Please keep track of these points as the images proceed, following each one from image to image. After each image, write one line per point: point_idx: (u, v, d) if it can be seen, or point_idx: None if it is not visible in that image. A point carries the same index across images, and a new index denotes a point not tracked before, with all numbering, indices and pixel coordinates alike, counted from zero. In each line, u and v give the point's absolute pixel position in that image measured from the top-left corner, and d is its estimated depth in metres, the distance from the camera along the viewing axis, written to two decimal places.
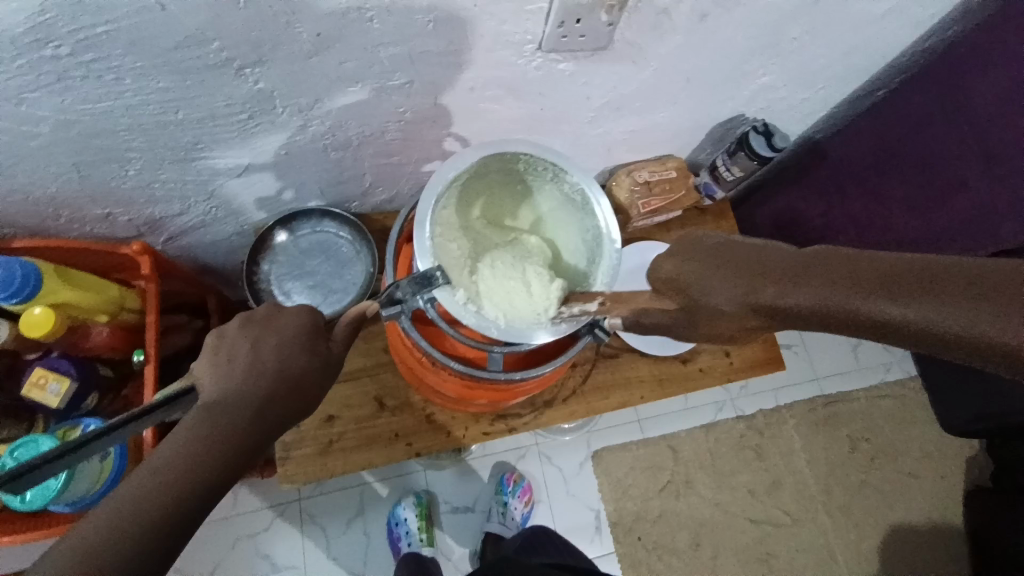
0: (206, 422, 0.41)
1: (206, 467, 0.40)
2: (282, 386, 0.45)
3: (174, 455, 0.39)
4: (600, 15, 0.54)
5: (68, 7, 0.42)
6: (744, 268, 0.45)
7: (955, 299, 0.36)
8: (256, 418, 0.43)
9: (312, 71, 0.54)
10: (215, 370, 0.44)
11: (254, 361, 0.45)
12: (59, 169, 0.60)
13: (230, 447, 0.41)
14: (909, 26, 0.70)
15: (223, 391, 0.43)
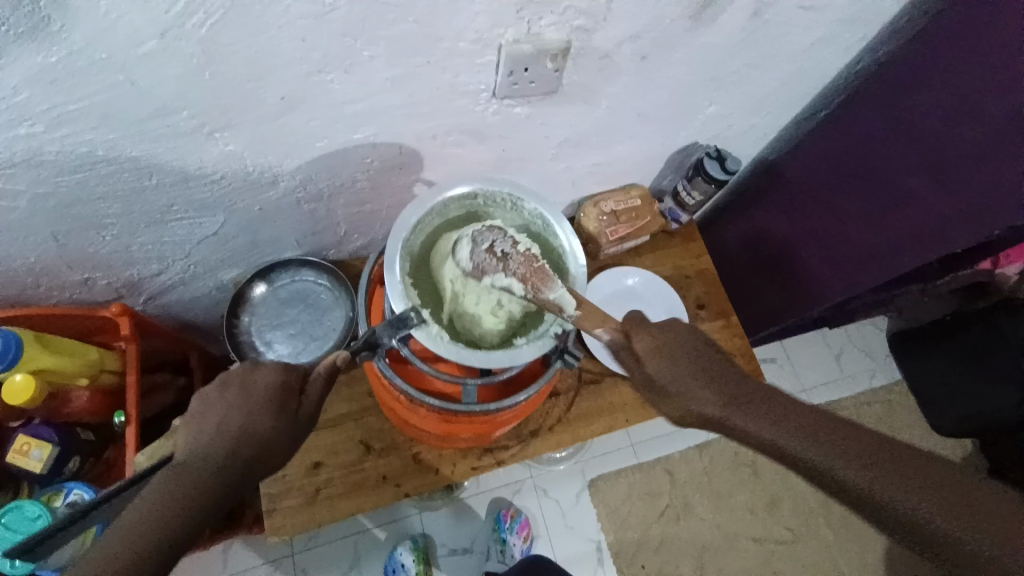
0: (164, 491, 0.42)
1: (167, 527, 0.40)
2: (249, 446, 0.46)
3: (140, 519, 0.40)
4: (547, 63, 0.59)
5: (41, 89, 0.45)
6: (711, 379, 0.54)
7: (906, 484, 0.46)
8: (220, 478, 0.44)
9: (280, 131, 0.58)
10: (186, 436, 0.46)
11: (221, 424, 0.46)
12: (38, 239, 0.62)
13: (196, 506, 0.42)
14: (839, 52, 0.75)
15: (193, 452, 0.44)
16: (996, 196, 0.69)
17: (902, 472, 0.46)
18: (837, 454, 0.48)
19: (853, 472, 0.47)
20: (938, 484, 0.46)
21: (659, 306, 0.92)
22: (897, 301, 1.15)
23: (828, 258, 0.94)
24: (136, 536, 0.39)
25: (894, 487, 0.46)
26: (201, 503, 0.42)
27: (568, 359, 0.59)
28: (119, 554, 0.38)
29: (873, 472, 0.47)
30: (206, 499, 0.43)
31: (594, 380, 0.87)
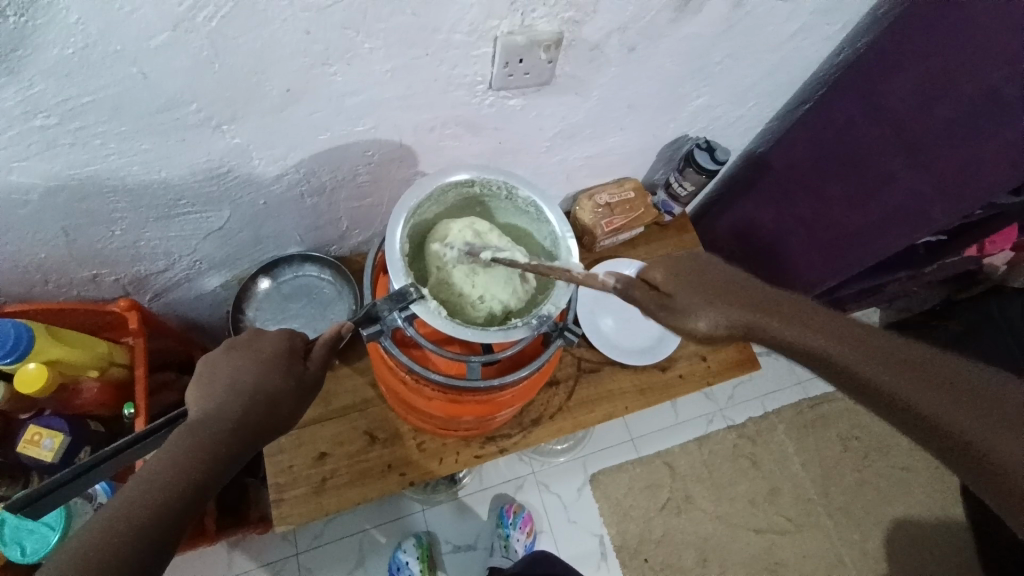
0: (186, 439, 0.44)
1: (189, 474, 0.43)
2: (260, 401, 0.49)
3: (162, 468, 0.42)
4: (539, 53, 0.61)
5: (57, 82, 0.47)
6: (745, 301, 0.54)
7: (943, 389, 0.48)
8: (237, 430, 0.47)
9: (284, 123, 0.60)
10: (198, 394, 0.48)
11: (233, 381, 0.49)
12: (49, 235, 0.63)
13: (216, 454, 0.45)
14: (820, 43, 0.78)
15: (207, 408, 0.47)
16: (973, 174, 0.74)
17: (941, 375, 0.49)
18: (863, 356, 0.50)
19: (876, 374, 0.49)
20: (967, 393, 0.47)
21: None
22: (888, 290, 1.17)
23: (814, 245, 0.98)
24: (162, 479, 0.41)
25: (917, 392, 0.48)
26: (221, 450, 0.45)
27: (568, 336, 0.60)
28: (150, 494, 0.40)
29: (893, 376, 0.49)
30: (226, 445, 0.46)
31: (593, 368, 0.89)
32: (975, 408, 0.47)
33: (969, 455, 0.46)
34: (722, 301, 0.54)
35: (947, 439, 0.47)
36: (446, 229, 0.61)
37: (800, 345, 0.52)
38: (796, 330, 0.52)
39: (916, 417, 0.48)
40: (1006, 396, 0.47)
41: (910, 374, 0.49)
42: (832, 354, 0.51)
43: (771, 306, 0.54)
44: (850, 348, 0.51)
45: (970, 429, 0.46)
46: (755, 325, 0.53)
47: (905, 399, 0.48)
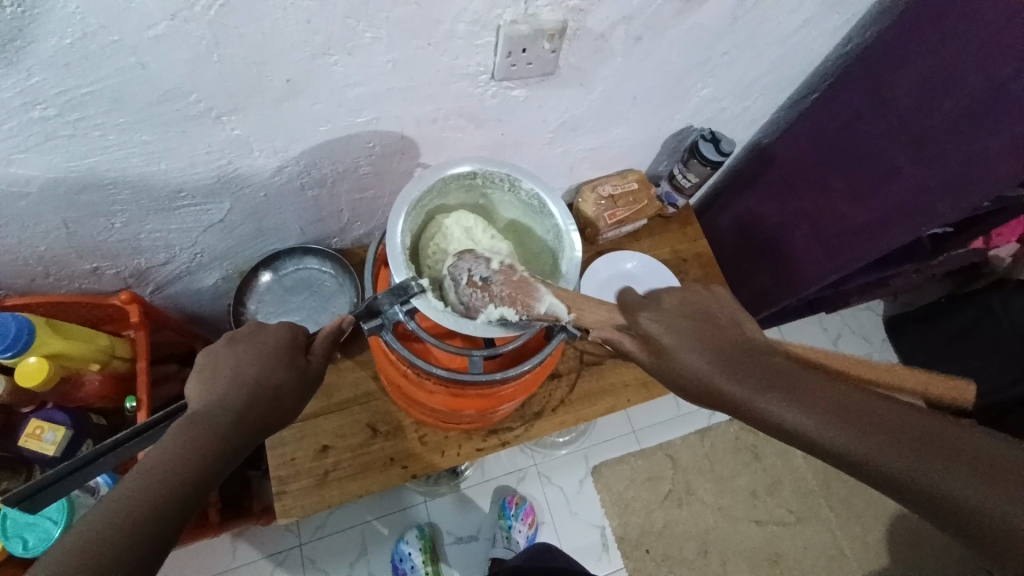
0: (188, 431, 0.44)
1: (190, 466, 0.42)
2: (262, 394, 0.48)
3: (163, 461, 0.42)
4: (543, 43, 0.60)
5: (55, 73, 0.46)
6: (695, 346, 0.48)
7: (897, 443, 0.38)
8: (238, 423, 0.46)
9: (285, 115, 0.59)
10: (198, 386, 0.48)
11: (234, 373, 0.49)
12: (49, 227, 0.63)
13: (218, 446, 0.44)
14: (827, 32, 0.77)
15: (208, 401, 0.46)
16: (978, 169, 0.72)
17: (901, 428, 0.39)
18: (815, 411, 0.41)
19: (829, 431, 0.40)
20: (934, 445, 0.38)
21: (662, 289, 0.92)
22: (892, 283, 1.16)
23: (818, 237, 0.96)
24: (163, 472, 0.41)
25: (896, 458, 0.38)
26: (223, 442, 0.45)
27: (570, 331, 0.59)
28: (152, 486, 0.40)
29: (870, 441, 0.39)
30: (228, 437, 0.45)
31: (595, 362, 0.89)
32: (993, 485, 0.36)
33: (949, 516, 0.36)
34: (681, 354, 0.48)
35: (953, 516, 0.36)
36: (438, 223, 0.63)
37: (769, 408, 0.43)
38: (754, 385, 0.44)
39: (899, 488, 0.38)
40: (994, 454, 0.37)
41: (901, 445, 0.38)
42: (810, 425, 0.41)
43: (736, 360, 0.46)
44: (840, 419, 0.40)
45: (973, 502, 0.36)
46: (717, 380, 0.46)
47: (881, 465, 0.38)
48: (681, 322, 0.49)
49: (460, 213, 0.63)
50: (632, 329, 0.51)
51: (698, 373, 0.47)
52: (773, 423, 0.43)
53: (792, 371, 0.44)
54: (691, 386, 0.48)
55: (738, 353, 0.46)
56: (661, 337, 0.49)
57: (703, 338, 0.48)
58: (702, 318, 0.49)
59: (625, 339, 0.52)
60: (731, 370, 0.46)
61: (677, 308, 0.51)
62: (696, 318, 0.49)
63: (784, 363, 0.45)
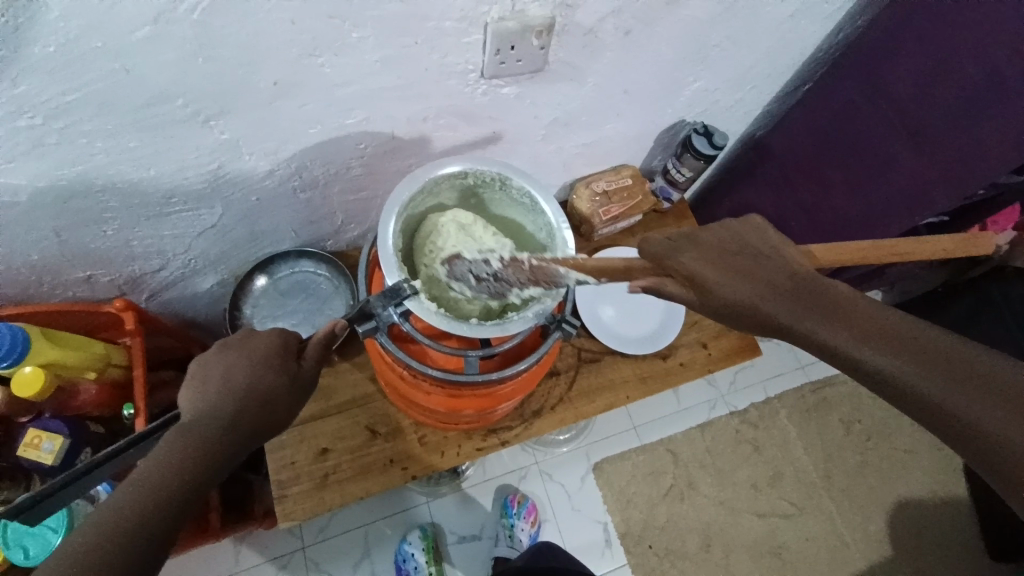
0: (180, 439, 0.44)
1: (181, 476, 0.42)
2: (255, 400, 0.48)
3: (154, 470, 0.42)
4: (532, 40, 0.60)
5: (41, 81, 0.46)
6: (738, 268, 0.48)
7: (906, 350, 0.44)
8: (230, 431, 0.46)
9: (273, 117, 0.59)
10: (192, 395, 0.47)
11: (226, 381, 0.48)
12: (40, 236, 0.63)
13: (211, 453, 0.44)
14: (818, 22, 0.77)
15: (201, 409, 0.46)
16: (975, 156, 0.72)
17: (905, 338, 0.44)
18: (833, 322, 0.46)
19: (837, 337, 0.45)
20: (932, 357, 0.43)
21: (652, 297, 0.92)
22: (889, 273, 1.16)
23: (816, 228, 0.96)
24: (154, 482, 0.41)
25: (968, 406, 0.41)
26: (215, 449, 0.45)
27: (565, 329, 0.60)
28: (142, 496, 0.40)
29: (941, 383, 0.42)
30: (220, 444, 0.45)
31: (594, 358, 0.89)
32: (988, 392, 0.41)
33: (935, 414, 0.42)
34: (762, 302, 0.47)
35: (1000, 458, 0.40)
36: (433, 221, 0.62)
37: (847, 348, 0.45)
38: (839, 327, 0.45)
39: (965, 431, 0.41)
40: (995, 369, 0.42)
41: (907, 356, 0.43)
42: (826, 333, 0.46)
43: (812, 302, 0.47)
44: (848, 327, 0.45)
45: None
46: (792, 326, 0.47)
47: (955, 410, 0.42)
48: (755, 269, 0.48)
49: (455, 210, 0.62)
50: (672, 273, 0.50)
51: (772, 317, 0.47)
52: (850, 361, 0.45)
53: (875, 313, 0.46)
54: (764, 327, 0.48)
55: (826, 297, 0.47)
56: (740, 287, 0.48)
57: (787, 285, 0.47)
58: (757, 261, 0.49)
59: (665, 282, 0.50)
60: (759, 283, 0.48)
61: (725, 242, 0.50)
62: (742, 254, 0.49)
63: (869, 310, 0.46)
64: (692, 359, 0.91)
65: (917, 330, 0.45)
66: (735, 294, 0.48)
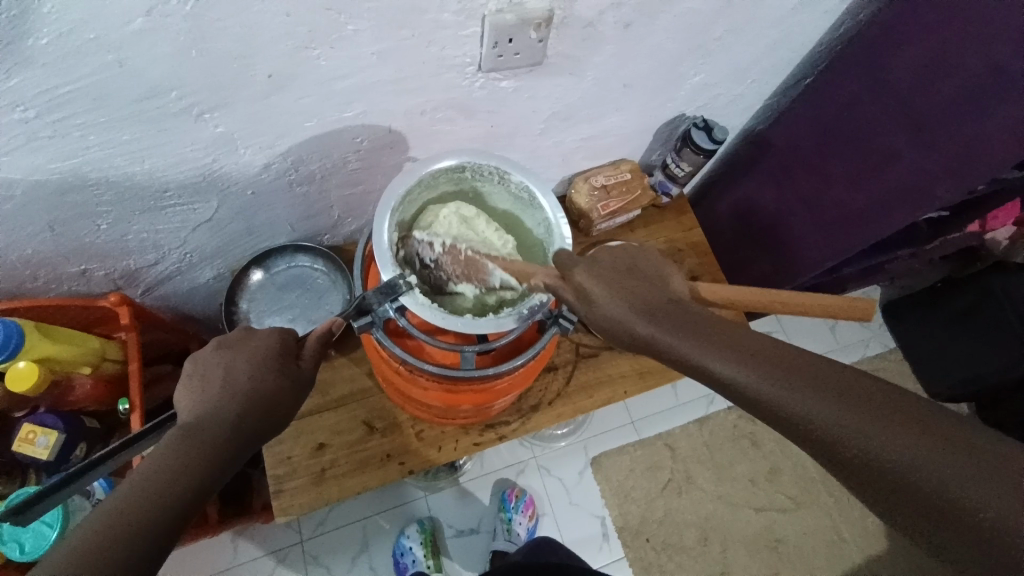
0: (187, 439, 0.43)
1: (191, 476, 0.42)
2: (257, 402, 0.48)
3: (163, 468, 0.41)
4: (531, 33, 0.59)
5: (31, 73, 0.45)
6: (610, 285, 0.50)
7: (780, 372, 0.40)
8: (233, 432, 0.46)
9: (269, 111, 0.58)
10: (190, 396, 0.47)
11: (225, 382, 0.48)
12: (35, 230, 0.62)
13: (218, 453, 0.44)
14: (820, 15, 0.76)
15: (201, 410, 0.46)
16: (978, 150, 0.72)
17: (780, 359, 0.41)
18: (700, 342, 0.43)
19: (705, 359, 0.43)
20: (806, 377, 0.39)
21: None
22: (888, 269, 1.16)
23: (815, 222, 0.96)
24: (165, 479, 0.40)
25: (874, 441, 0.36)
26: (221, 450, 0.44)
27: (563, 324, 0.59)
28: (151, 493, 0.39)
29: (844, 416, 0.37)
30: (225, 446, 0.45)
31: (592, 354, 0.88)
32: (872, 414, 0.37)
33: (815, 443, 0.38)
34: (648, 328, 0.46)
35: (918, 496, 0.35)
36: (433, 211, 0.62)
37: (739, 376, 0.41)
38: (726, 353, 0.42)
39: (874, 469, 0.36)
40: (878, 387, 0.38)
41: (777, 375, 0.40)
42: (694, 353, 0.43)
43: (699, 327, 0.45)
44: (715, 346, 0.43)
45: (944, 479, 0.35)
46: (657, 338, 0.46)
47: (859, 447, 0.36)
48: (633, 285, 0.50)
49: (457, 202, 0.62)
50: (567, 283, 0.52)
51: (661, 343, 0.45)
52: (731, 388, 0.41)
53: (768, 342, 0.42)
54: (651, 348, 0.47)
55: (717, 327, 0.44)
56: (621, 309, 0.48)
57: (657, 306, 0.47)
58: (639, 280, 0.50)
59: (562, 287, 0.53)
60: (627, 302, 0.48)
61: (607, 266, 0.52)
62: (623, 277, 0.50)
63: (758, 336, 0.43)
64: None
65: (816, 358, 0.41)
66: (616, 313, 0.48)
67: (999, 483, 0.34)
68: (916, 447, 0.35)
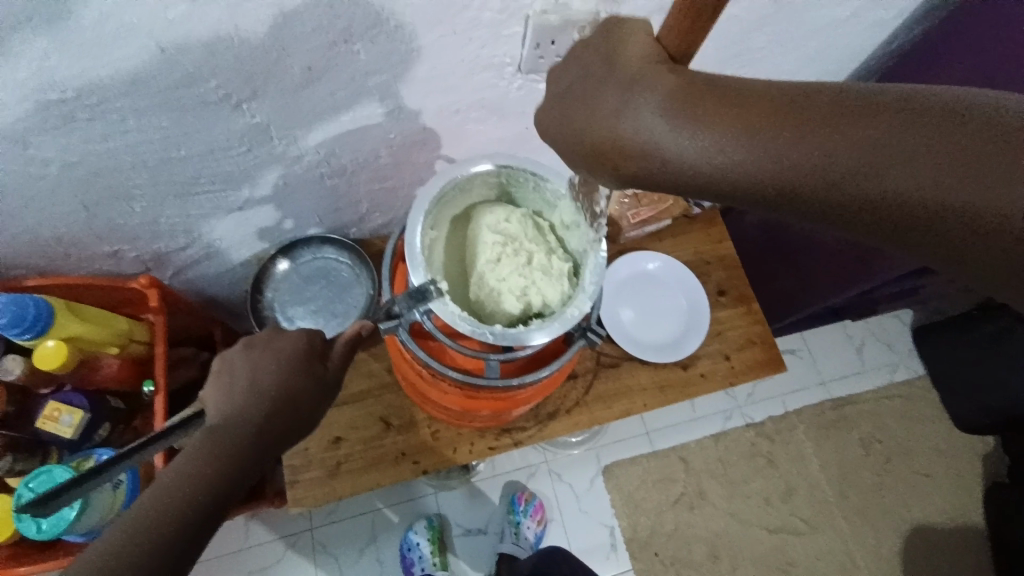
0: (209, 444, 0.43)
1: (210, 484, 0.42)
2: (282, 403, 0.47)
3: (184, 478, 0.41)
4: (573, 34, 0.58)
5: (72, 55, 0.45)
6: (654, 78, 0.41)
7: (802, 146, 0.37)
8: (259, 436, 0.46)
9: (305, 102, 0.58)
10: (216, 398, 0.47)
11: (253, 383, 0.47)
12: (69, 209, 0.63)
13: (239, 460, 0.44)
14: (873, 28, 0.73)
15: (227, 408, 0.46)
16: None
17: (780, 123, 0.38)
18: (710, 143, 0.39)
19: (721, 160, 0.39)
20: (786, 150, 0.38)
21: (672, 324, 0.90)
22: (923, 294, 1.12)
23: None
24: (184, 489, 0.41)
25: (825, 172, 0.37)
26: (243, 457, 0.44)
27: (591, 337, 0.59)
28: (172, 504, 0.40)
29: (818, 162, 0.37)
30: (249, 452, 0.45)
31: (613, 363, 0.87)
32: (869, 153, 0.36)
33: (857, 204, 0.37)
34: (622, 127, 0.40)
35: (910, 218, 0.36)
36: (472, 220, 0.62)
37: (721, 159, 0.39)
38: (696, 141, 0.39)
39: (903, 215, 0.36)
40: (881, 122, 0.36)
41: (746, 138, 0.38)
42: (749, 159, 0.38)
43: (730, 103, 0.39)
44: (765, 139, 0.38)
45: (934, 175, 0.35)
46: (673, 150, 0.39)
47: (899, 193, 0.36)
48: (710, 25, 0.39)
49: (489, 214, 0.61)
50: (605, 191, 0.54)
51: (731, 167, 0.39)
52: (706, 174, 0.39)
53: (771, 109, 0.38)
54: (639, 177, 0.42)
55: (706, 92, 0.39)
56: (593, 127, 0.42)
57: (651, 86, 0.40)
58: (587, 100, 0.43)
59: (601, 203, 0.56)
60: (634, 110, 0.40)
61: (577, 54, 0.46)
62: (586, 86, 0.43)
63: (678, 124, 0.39)
64: (713, 370, 0.89)
65: (793, 108, 0.38)
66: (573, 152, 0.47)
67: (960, 163, 0.34)
68: (910, 176, 0.35)
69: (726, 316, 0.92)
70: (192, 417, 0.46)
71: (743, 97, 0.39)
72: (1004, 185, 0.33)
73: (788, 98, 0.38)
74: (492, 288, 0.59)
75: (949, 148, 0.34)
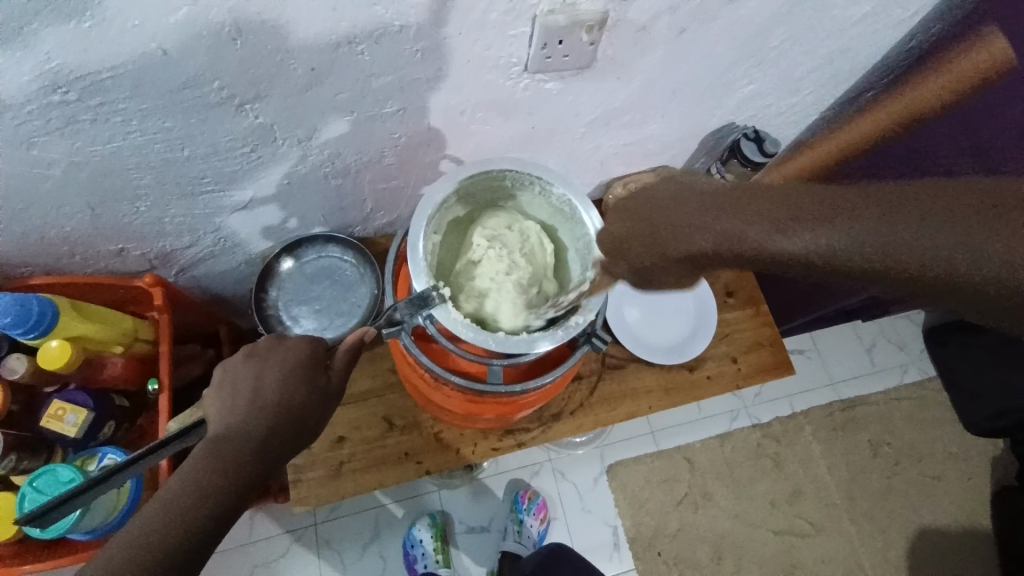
0: (210, 455, 0.43)
1: (211, 497, 0.42)
2: (283, 411, 0.47)
3: (186, 491, 0.41)
4: (581, 35, 0.56)
5: (72, 57, 0.45)
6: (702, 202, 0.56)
7: (824, 228, 0.50)
8: (262, 446, 0.46)
9: (308, 103, 0.57)
10: (219, 409, 0.46)
11: (256, 396, 0.47)
12: (74, 209, 0.63)
13: (240, 469, 0.44)
14: (892, 27, 0.71)
15: (231, 420, 0.45)
16: None
17: (805, 218, 0.51)
18: (757, 234, 0.52)
19: (766, 245, 0.51)
20: (816, 231, 0.50)
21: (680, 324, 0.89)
22: None
23: None
24: (185, 502, 0.41)
25: (881, 244, 0.48)
26: (245, 468, 0.44)
27: (595, 343, 0.58)
28: (174, 518, 0.40)
29: (871, 240, 0.48)
30: (252, 462, 0.45)
31: (618, 365, 0.86)
32: (876, 227, 0.48)
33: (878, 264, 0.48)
34: (714, 234, 0.53)
35: (964, 277, 0.46)
36: (478, 224, 0.61)
37: (811, 245, 0.50)
38: (746, 233, 0.52)
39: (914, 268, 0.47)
40: (877, 211, 0.49)
41: (782, 227, 0.51)
42: (787, 242, 0.51)
43: (768, 210, 0.53)
44: (796, 227, 0.51)
45: (930, 238, 0.47)
46: (725, 240, 0.53)
47: (909, 251, 0.47)
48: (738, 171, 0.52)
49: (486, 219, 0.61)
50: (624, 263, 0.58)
51: (772, 250, 0.51)
52: (755, 256, 0.52)
53: (795, 209, 0.52)
54: (732, 259, 0.54)
55: (745, 205, 0.54)
56: (687, 232, 0.55)
57: (698, 208, 0.55)
58: (672, 217, 0.56)
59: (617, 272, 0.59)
60: (694, 219, 0.55)
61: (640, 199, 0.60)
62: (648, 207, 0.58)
63: (726, 227, 0.53)
64: (720, 373, 0.88)
65: (814, 207, 0.52)
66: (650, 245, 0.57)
67: (950, 226, 0.47)
68: (911, 242, 0.47)
69: (733, 318, 0.90)
70: (195, 425, 0.47)
71: (775, 205, 0.54)
72: (981, 238, 0.46)
73: (808, 205, 0.53)
74: (489, 292, 0.59)
75: (935, 220, 0.47)
